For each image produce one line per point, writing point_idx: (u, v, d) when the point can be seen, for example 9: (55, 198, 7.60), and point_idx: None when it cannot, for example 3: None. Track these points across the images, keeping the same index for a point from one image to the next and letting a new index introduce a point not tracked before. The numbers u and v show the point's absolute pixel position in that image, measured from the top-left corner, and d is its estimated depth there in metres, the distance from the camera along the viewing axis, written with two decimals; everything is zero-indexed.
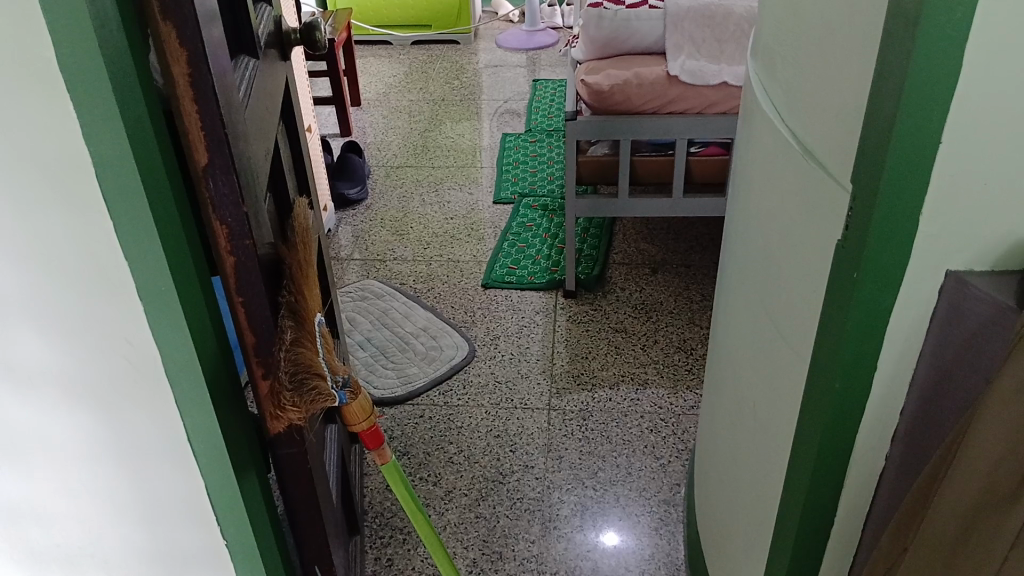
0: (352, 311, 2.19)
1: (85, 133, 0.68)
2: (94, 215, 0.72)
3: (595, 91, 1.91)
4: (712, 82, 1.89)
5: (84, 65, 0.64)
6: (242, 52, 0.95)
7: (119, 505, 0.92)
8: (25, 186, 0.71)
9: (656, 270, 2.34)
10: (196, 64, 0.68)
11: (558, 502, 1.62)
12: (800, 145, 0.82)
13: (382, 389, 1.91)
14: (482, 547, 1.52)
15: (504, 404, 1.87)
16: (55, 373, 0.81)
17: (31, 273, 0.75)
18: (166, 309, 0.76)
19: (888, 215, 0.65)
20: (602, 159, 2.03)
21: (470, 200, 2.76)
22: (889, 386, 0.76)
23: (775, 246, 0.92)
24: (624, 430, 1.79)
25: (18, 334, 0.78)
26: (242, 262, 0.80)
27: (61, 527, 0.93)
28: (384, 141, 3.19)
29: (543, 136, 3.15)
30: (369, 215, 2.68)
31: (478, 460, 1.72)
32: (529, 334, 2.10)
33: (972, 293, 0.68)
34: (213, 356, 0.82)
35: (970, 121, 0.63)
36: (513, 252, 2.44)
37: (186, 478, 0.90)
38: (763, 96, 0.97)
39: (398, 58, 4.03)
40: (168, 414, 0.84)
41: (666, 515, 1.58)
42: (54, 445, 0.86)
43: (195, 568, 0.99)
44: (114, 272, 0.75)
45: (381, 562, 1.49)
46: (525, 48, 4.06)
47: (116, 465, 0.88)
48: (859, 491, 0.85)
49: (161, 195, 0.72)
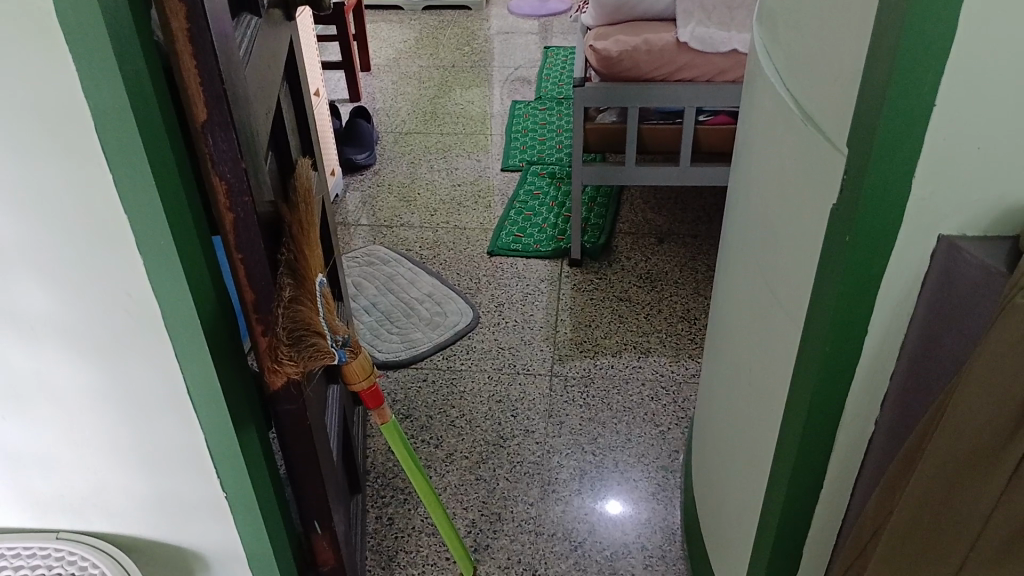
0: (357, 276, 2.20)
1: (84, 86, 0.68)
2: (93, 167, 0.73)
3: (603, 57, 1.89)
4: (722, 50, 1.87)
5: (82, 19, 0.65)
6: (244, 10, 0.95)
7: (120, 454, 0.94)
8: (21, 134, 0.71)
9: (662, 240, 2.33)
10: (194, 20, 0.68)
11: (557, 466, 1.64)
12: (801, 111, 0.82)
13: (386, 353, 1.93)
14: (480, 508, 1.55)
15: (506, 370, 1.88)
16: (56, 323, 0.82)
17: (30, 223, 0.76)
18: (165, 262, 0.77)
19: (878, 180, 0.65)
20: (610, 127, 2.01)
21: (477, 168, 2.76)
22: (878, 350, 0.77)
23: (773, 213, 0.92)
24: (625, 397, 1.80)
25: (19, 284, 0.80)
26: (241, 219, 0.80)
27: (64, 475, 0.95)
28: (393, 107, 3.17)
29: (552, 104, 3.14)
30: (376, 181, 2.69)
31: (479, 424, 1.74)
32: (532, 302, 2.11)
33: (964, 257, 0.68)
34: (211, 311, 0.83)
35: (965, 84, 0.63)
36: (519, 220, 2.44)
37: (186, 429, 0.91)
38: (766, 63, 0.96)
39: (408, 23, 4.00)
40: (169, 366, 0.86)
41: (663, 481, 1.60)
42: (57, 394, 0.88)
43: (197, 519, 1.01)
44: (114, 223, 0.76)
45: (381, 520, 1.51)
46: (537, 15, 4.03)
47: (117, 415, 0.90)
48: (848, 455, 0.86)
49: (159, 150, 0.73)
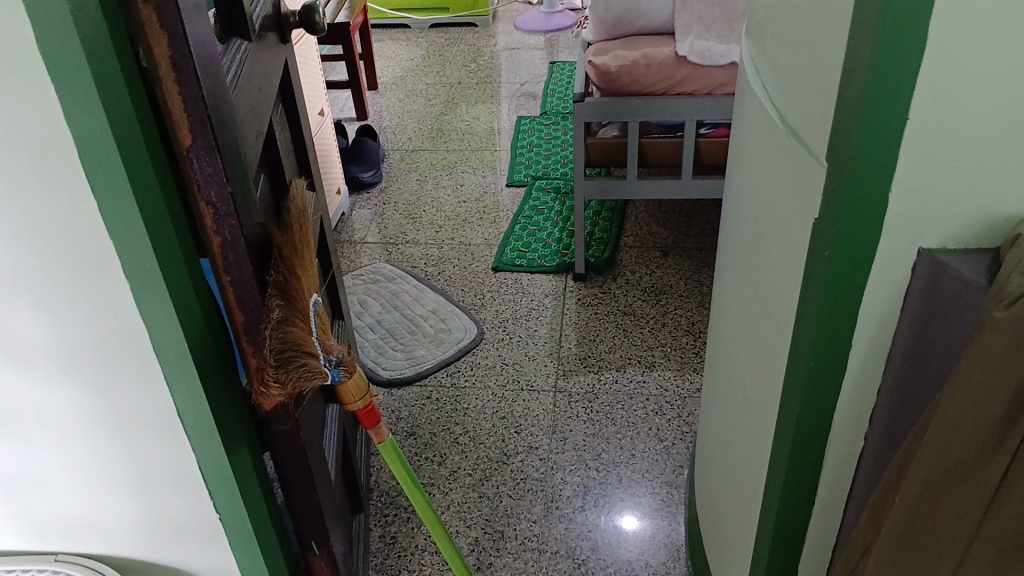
0: (363, 294, 2.21)
1: (67, 114, 0.69)
2: (78, 193, 0.74)
3: (602, 72, 1.90)
4: (720, 62, 1.87)
5: (61, 48, 0.66)
6: (235, 35, 0.96)
7: (114, 476, 0.94)
8: (8, 163, 0.72)
9: (667, 253, 2.33)
10: (176, 46, 0.69)
11: (561, 483, 1.63)
12: (787, 127, 0.82)
13: (390, 371, 1.93)
14: (483, 526, 1.54)
15: (510, 386, 1.88)
16: (46, 348, 0.83)
17: (18, 249, 0.77)
18: (151, 286, 0.78)
19: (856, 196, 0.65)
20: (611, 142, 2.02)
21: (482, 183, 2.77)
22: (863, 365, 0.76)
23: (764, 227, 0.92)
24: (629, 412, 1.79)
25: (10, 310, 0.81)
26: (228, 241, 0.81)
27: (59, 498, 0.96)
28: (399, 125, 3.20)
29: (557, 119, 3.15)
30: (382, 199, 2.70)
31: (483, 441, 1.74)
32: (537, 317, 2.11)
33: (945, 272, 0.67)
34: (200, 333, 0.84)
35: (939, 95, 0.62)
36: (523, 235, 2.44)
37: (177, 450, 0.92)
38: (755, 77, 0.96)
39: (414, 41, 4.04)
40: (159, 388, 0.86)
41: (668, 497, 1.59)
42: (49, 417, 0.89)
43: (190, 541, 1.01)
44: (99, 248, 0.77)
45: (385, 539, 1.51)
46: (542, 31, 4.05)
47: (109, 436, 0.91)
48: (839, 471, 0.85)
49: (143, 174, 0.73)
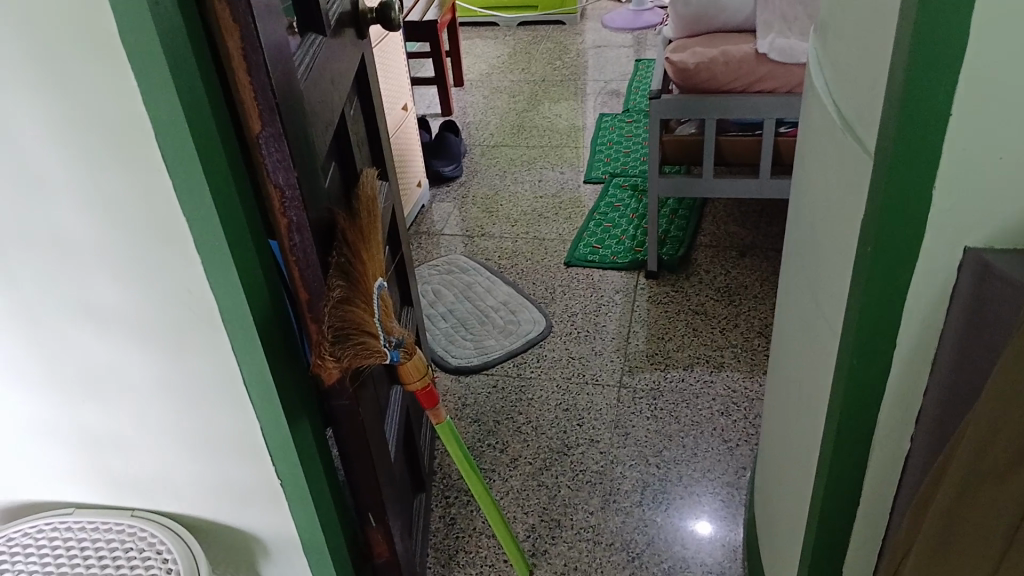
0: (436, 284, 2.27)
1: (145, 101, 0.76)
2: (154, 172, 0.80)
3: (679, 69, 1.89)
4: (802, 60, 1.84)
5: (141, 39, 0.72)
6: (310, 29, 1.02)
7: (185, 439, 1.02)
8: (92, 145, 0.79)
9: (743, 254, 2.29)
10: (246, 37, 0.75)
11: (620, 477, 1.64)
12: (842, 122, 0.81)
13: (459, 359, 1.98)
14: (541, 513, 1.57)
15: (574, 379, 1.90)
16: (125, 316, 0.91)
17: (103, 224, 0.84)
18: (220, 260, 0.84)
19: (899, 192, 0.65)
20: (687, 139, 2.00)
21: (561, 180, 2.79)
22: (908, 363, 0.75)
23: (821, 222, 0.91)
24: (694, 411, 1.78)
25: (93, 281, 0.88)
26: (294, 223, 0.86)
27: (136, 457, 1.04)
28: (482, 121, 3.25)
29: (639, 116, 3.14)
30: (462, 192, 2.76)
31: (545, 431, 1.76)
32: (606, 312, 2.12)
33: (990, 272, 0.66)
34: (265, 307, 0.90)
35: (985, 92, 0.61)
36: (598, 231, 2.45)
37: (242, 417, 0.98)
38: (817, 73, 0.95)
39: (502, 38, 4.09)
40: (226, 357, 0.93)
41: (728, 497, 1.57)
42: (128, 382, 0.97)
43: (254, 505, 1.08)
44: (173, 224, 0.83)
45: (445, 520, 1.56)
46: (631, 28, 4.03)
47: (181, 401, 0.98)
48: (885, 471, 0.83)
49: (213, 156, 0.79)
